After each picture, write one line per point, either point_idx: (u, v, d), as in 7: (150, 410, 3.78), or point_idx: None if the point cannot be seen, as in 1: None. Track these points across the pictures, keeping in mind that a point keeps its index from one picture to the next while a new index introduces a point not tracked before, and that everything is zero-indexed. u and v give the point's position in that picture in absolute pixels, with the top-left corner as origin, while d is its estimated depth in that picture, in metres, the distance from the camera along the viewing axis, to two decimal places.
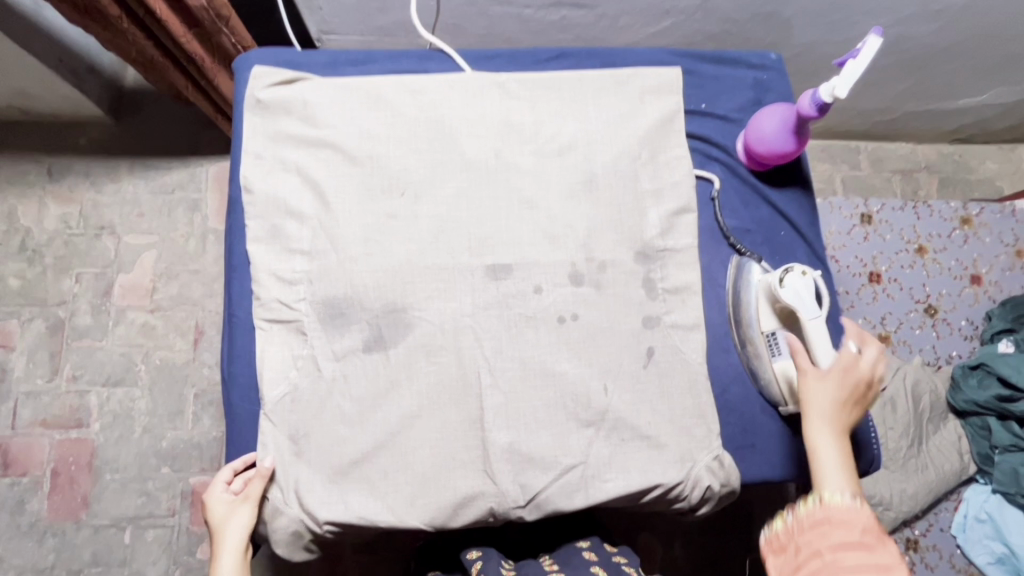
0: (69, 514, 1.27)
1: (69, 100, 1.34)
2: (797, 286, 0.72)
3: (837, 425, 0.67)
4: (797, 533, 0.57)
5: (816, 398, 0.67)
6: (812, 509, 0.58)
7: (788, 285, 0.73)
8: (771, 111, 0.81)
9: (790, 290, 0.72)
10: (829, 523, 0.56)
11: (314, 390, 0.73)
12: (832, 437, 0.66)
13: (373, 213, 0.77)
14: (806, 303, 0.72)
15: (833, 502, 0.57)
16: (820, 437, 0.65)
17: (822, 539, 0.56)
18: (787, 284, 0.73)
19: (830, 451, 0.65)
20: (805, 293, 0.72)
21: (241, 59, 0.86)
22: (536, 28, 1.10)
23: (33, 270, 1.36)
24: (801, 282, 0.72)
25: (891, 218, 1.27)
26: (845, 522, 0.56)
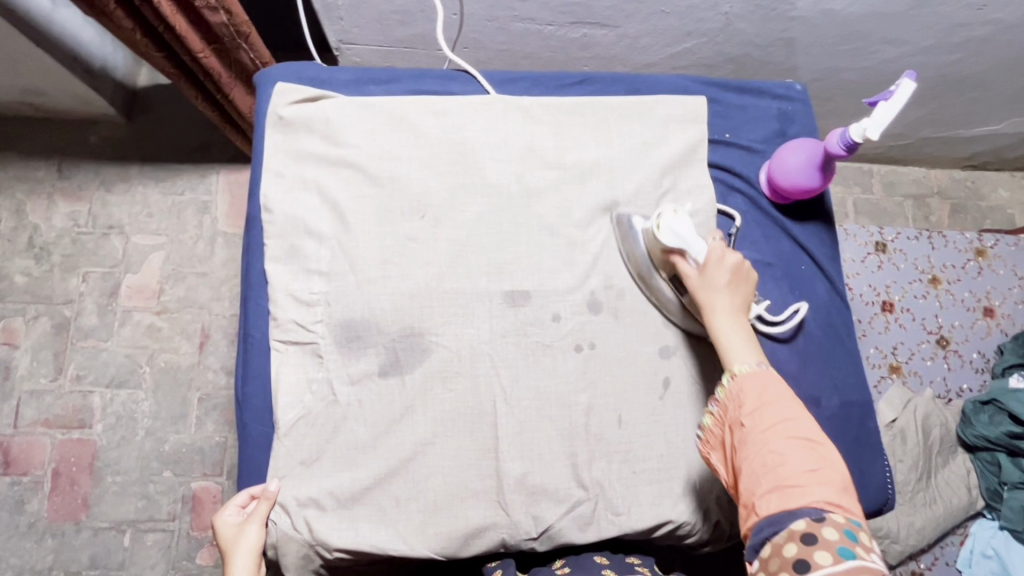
0: (69, 515, 1.26)
1: (81, 98, 1.33)
2: (679, 226, 0.70)
3: (732, 306, 0.66)
4: (726, 412, 0.60)
5: (705, 295, 0.67)
6: (728, 389, 0.61)
7: (666, 228, 0.70)
8: (797, 146, 0.81)
9: (671, 233, 0.70)
10: (743, 393, 0.59)
11: (328, 412, 0.73)
12: (732, 320, 0.66)
13: (392, 235, 0.76)
14: (689, 243, 0.69)
15: (743, 375, 0.60)
16: (720, 321, 0.65)
17: (740, 406, 0.59)
18: (666, 228, 0.70)
19: (730, 332, 0.64)
20: (684, 229, 0.70)
21: (262, 74, 0.85)
22: (556, 45, 1.10)
23: (40, 267, 1.35)
24: (678, 221, 0.70)
25: (905, 247, 1.26)
26: (758, 387, 0.59)
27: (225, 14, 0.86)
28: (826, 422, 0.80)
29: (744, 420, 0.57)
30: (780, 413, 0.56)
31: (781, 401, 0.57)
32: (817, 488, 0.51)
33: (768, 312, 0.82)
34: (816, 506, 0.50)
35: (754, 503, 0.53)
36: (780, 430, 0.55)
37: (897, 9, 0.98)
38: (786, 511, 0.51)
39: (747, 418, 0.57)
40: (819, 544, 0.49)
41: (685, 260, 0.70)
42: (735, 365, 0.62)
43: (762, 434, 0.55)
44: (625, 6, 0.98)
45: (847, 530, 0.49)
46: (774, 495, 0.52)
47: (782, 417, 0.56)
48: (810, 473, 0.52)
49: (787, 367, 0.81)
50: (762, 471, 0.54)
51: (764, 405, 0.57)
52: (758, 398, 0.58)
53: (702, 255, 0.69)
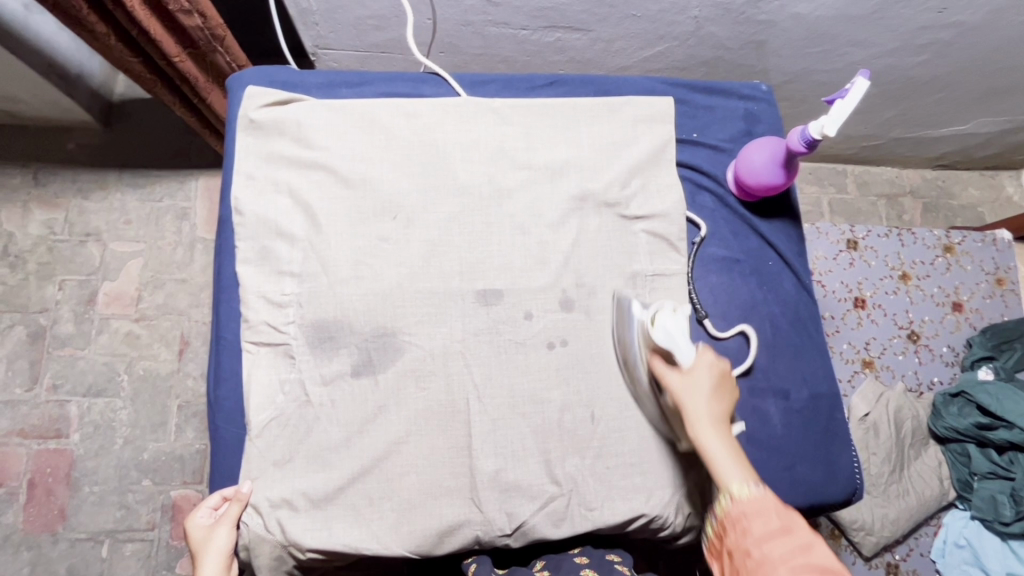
0: (46, 527, 1.24)
1: (57, 106, 1.32)
2: (671, 326, 0.70)
3: (717, 417, 0.66)
4: (728, 540, 0.60)
5: (688, 402, 0.67)
6: (728, 512, 0.60)
7: (660, 326, 0.70)
8: (761, 145, 0.82)
9: (663, 332, 0.69)
10: (744, 519, 0.59)
11: (301, 413, 0.73)
12: (715, 430, 0.65)
13: (364, 236, 0.77)
14: (676, 343, 0.69)
15: (742, 497, 0.60)
16: (706, 436, 0.64)
17: (745, 537, 0.58)
18: (659, 327, 0.70)
19: (718, 446, 0.64)
20: (677, 329, 0.70)
21: (234, 78, 0.85)
22: (531, 49, 1.11)
23: (15, 276, 1.34)
24: (673, 320, 0.70)
25: (876, 244, 1.29)
26: (758, 513, 0.59)
27: (199, 17, 0.86)
28: (795, 414, 0.82)
29: (751, 549, 0.57)
30: (784, 541, 0.56)
31: (786, 527, 0.57)
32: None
33: (737, 308, 0.84)
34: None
35: None
36: (789, 561, 0.55)
37: (860, 12, 1.00)
38: None
39: (754, 547, 0.57)
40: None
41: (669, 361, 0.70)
42: (732, 486, 0.61)
43: (773, 565, 0.55)
44: (597, 10, 1.00)
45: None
46: None
47: (788, 546, 0.56)
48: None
49: (755, 360, 0.82)
50: None
51: (770, 533, 0.57)
52: (762, 526, 0.58)
53: (688, 359, 0.68)
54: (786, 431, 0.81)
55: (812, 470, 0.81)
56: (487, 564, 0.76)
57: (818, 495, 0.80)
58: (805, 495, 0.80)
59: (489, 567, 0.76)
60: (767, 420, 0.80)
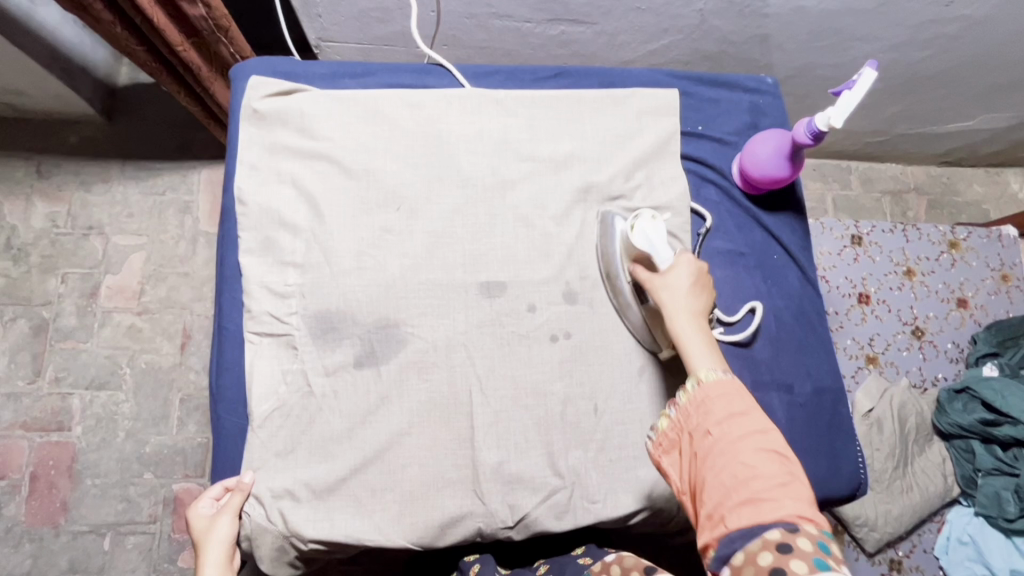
0: (48, 519, 1.24)
1: (60, 98, 1.32)
2: (649, 232, 0.71)
3: (696, 310, 0.65)
4: (687, 417, 0.58)
5: (666, 298, 0.67)
6: (692, 396, 0.58)
7: (639, 230, 0.71)
8: (766, 137, 0.82)
9: (643, 237, 0.71)
10: (707, 400, 0.57)
11: (303, 404, 0.72)
12: (692, 323, 0.64)
13: (367, 227, 0.77)
14: (657, 248, 0.70)
15: (709, 381, 0.58)
16: (682, 322, 0.64)
17: (707, 417, 0.56)
18: (638, 231, 0.71)
19: (691, 333, 0.63)
20: (656, 236, 0.70)
21: (238, 68, 0.85)
22: (535, 42, 1.11)
23: (18, 269, 1.34)
24: (651, 226, 0.71)
25: (880, 240, 1.29)
26: (722, 396, 0.57)
27: (204, 7, 0.86)
28: (799, 408, 0.81)
29: (711, 428, 0.55)
30: (745, 425, 0.55)
31: (747, 412, 0.56)
32: (786, 499, 0.50)
33: (741, 301, 0.83)
34: (788, 519, 0.49)
35: (722, 515, 0.51)
36: (749, 442, 0.53)
37: (866, 5, 1.00)
38: (757, 524, 0.49)
39: (714, 427, 0.55)
40: (794, 554, 0.46)
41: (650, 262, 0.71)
42: (699, 370, 0.59)
43: (731, 444, 0.54)
44: (601, 3, 0.99)
45: (823, 542, 0.47)
46: (745, 509, 0.50)
47: (749, 430, 0.54)
48: (777, 486, 0.51)
49: (760, 354, 0.82)
50: (734, 484, 0.51)
51: (733, 415, 0.55)
52: (724, 407, 0.56)
53: (668, 261, 0.69)
54: (789, 425, 0.80)
55: (815, 464, 0.80)
56: (490, 562, 0.76)
57: (821, 490, 0.80)
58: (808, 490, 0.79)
59: (493, 566, 0.75)
60: (771, 414, 0.80)
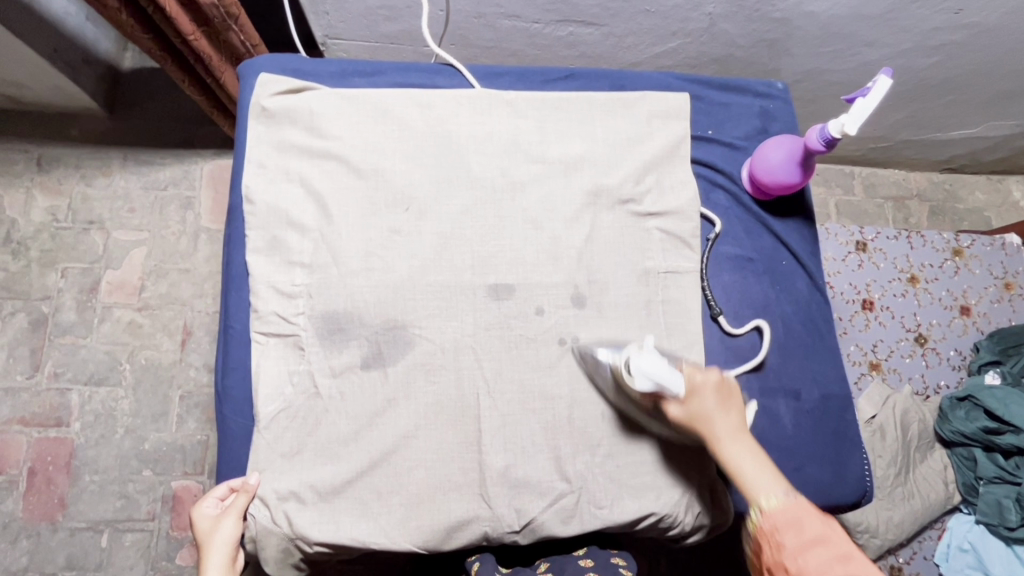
0: (45, 515, 1.24)
1: (62, 91, 1.31)
2: (648, 366, 0.64)
3: (735, 430, 0.65)
4: (763, 554, 0.58)
5: (702, 426, 0.65)
6: (760, 526, 0.58)
7: (638, 374, 0.64)
8: (778, 143, 0.82)
9: (644, 379, 0.64)
10: (778, 532, 0.57)
11: (310, 405, 0.72)
12: (739, 443, 0.64)
13: (376, 227, 0.76)
14: (665, 377, 0.64)
15: (772, 509, 0.58)
16: (727, 446, 0.63)
17: (781, 551, 0.56)
18: (636, 372, 0.64)
19: (742, 456, 0.63)
20: (655, 367, 0.64)
21: (246, 64, 0.84)
22: (542, 43, 1.10)
23: (17, 263, 1.33)
24: (646, 360, 0.64)
25: (885, 246, 1.29)
26: (792, 524, 0.57)
27: None
28: (806, 415, 0.81)
29: (789, 564, 0.55)
30: (826, 553, 0.54)
31: (823, 536, 0.56)
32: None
33: (750, 307, 0.83)
34: None
35: None
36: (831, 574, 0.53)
37: (875, 11, 1.00)
38: None
39: (792, 562, 0.55)
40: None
41: (664, 395, 0.66)
42: (762, 499, 0.59)
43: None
44: (610, 5, 0.99)
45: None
46: None
47: (828, 557, 0.54)
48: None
49: (768, 360, 0.82)
50: None
51: (808, 543, 0.55)
52: (797, 538, 0.56)
53: (682, 386, 0.65)
54: (796, 432, 0.80)
55: (822, 471, 0.80)
56: (491, 562, 0.78)
57: (827, 497, 0.80)
58: (814, 497, 0.79)
59: (492, 566, 0.77)
60: (778, 421, 0.80)
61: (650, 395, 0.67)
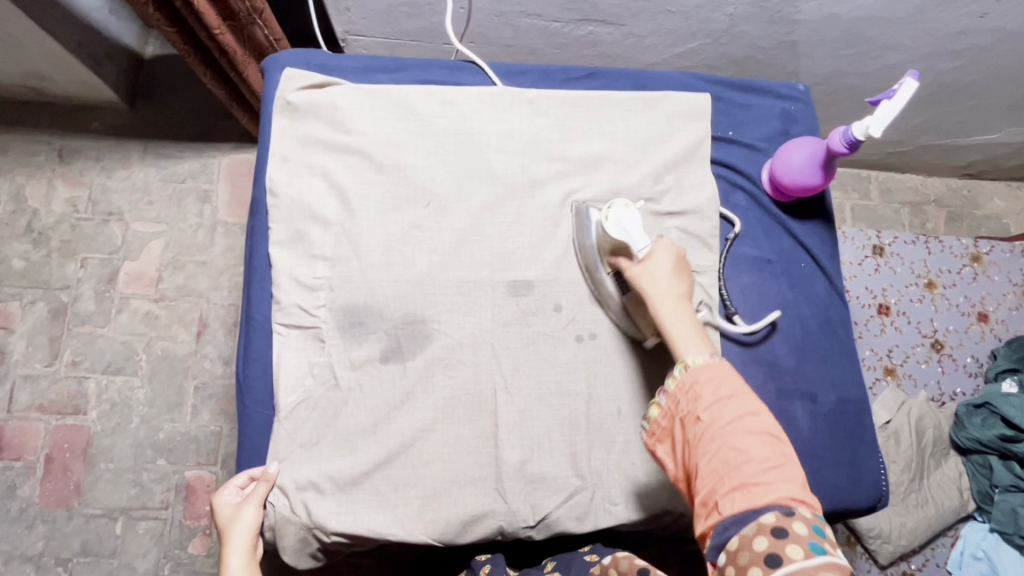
0: (61, 501, 1.25)
1: (85, 83, 1.33)
2: (625, 219, 0.70)
3: (679, 293, 0.66)
4: (677, 404, 0.61)
5: (646, 284, 0.67)
6: (680, 380, 0.61)
7: (614, 221, 0.70)
8: (800, 144, 0.81)
9: (618, 227, 0.70)
10: (697, 385, 0.59)
11: (329, 396, 0.73)
12: (677, 308, 0.65)
13: (396, 222, 0.77)
14: (633, 238, 0.69)
15: (696, 366, 0.60)
16: (664, 307, 0.65)
17: (696, 402, 0.59)
18: (614, 223, 0.70)
19: (676, 316, 0.65)
20: (631, 227, 0.70)
21: (271, 59, 0.85)
22: (561, 42, 1.11)
23: (38, 253, 1.35)
24: (626, 214, 0.70)
25: (902, 251, 1.28)
26: (712, 380, 0.59)
27: None
28: (822, 418, 0.81)
29: (702, 415, 0.58)
30: (739, 409, 0.57)
31: (737, 395, 0.59)
32: (779, 481, 0.53)
33: (768, 309, 0.83)
34: (782, 501, 0.52)
35: (716, 501, 0.54)
36: (741, 428, 0.56)
37: (898, 14, 0.99)
38: (751, 509, 0.52)
39: (705, 412, 0.58)
40: (789, 537, 0.50)
41: (626, 253, 0.70)
42: (687, 357, 0.62)
43: (722, 429, 0.57)
44: (631, 4, 0.99)
45: (815, 525, 0.51)
46: (738, 494, 0.53)
47: (740, 413, 0.57)
48: (768, 467, 0.54)
49: (785, 363, 0.81)
50: (727, 470, 0.55)
51: (723, 399, 0.58)
52: (714, 394, 0.59)
53: (645, 248, 0.69)
54: (812, 434, 0.80)
55: (837, 474, 0.79)
56: (501, 563, 0.75)
57: (842, 501, 0.79)
58: (829, 500, 0.79)
59: (503, 568, 0.74)
60: (794, 423, 0.80)
61: (617, 252, 0.72)
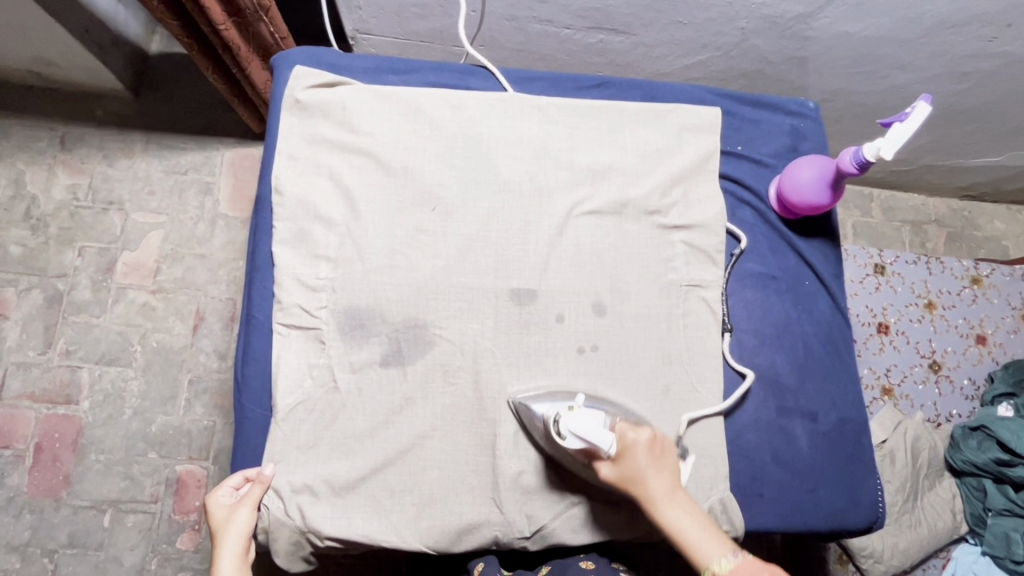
0: (49, 492, 1.24)
1: (91, 70, 1.32)
2: (580, 428, 0.63)
3: (668, 488, 0.65)
4: None
5: (635, 489, 0.65)
6: None
7: (571, 436, 0.64)
8: (809, 162, 0.81)
9: (576, 442, 0.64)
10: None
11: (328, 399, 0.72)
12: (673, 507, 0.64)
13: (402, 225, 0.76)
14: (597, 439, 0.63)
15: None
16: (668, 509, 0.64)
17: None
18: (569, 435, 0.64)
19: (684, 521, 0.63)
20: (591, 428, 0.63)
21: (281, 56, 0.84)
22: (571, 49, 1.10)
23: (36, 239, 1.34)
24: (579, 423, 0.64)
25: (903, 271, 1.28)
26: None
27: None
28: (821, 437, 0.81)
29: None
30: None
31: None
32: None
33: (770, 326, 0.83)
34: None
35: None
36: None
37: (908, 34, 0.99)
38: None
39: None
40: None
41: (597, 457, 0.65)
42: (714, 565, 0.59)
43: None
44: (643, 14, 0.99)
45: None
46: None
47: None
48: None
49: (786, 380, 0.81)
50: None
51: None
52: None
53: (614, 447, 0.64)
54: (811, 453, 0.80)
55: (834, 494, 0.79)
56: (494, 563, 0.76)
57: (838, 522, 0.79)
58: (825, 520, 0.78)
59: (495, 567, 0.75)
60: (793, 442, 0.79)
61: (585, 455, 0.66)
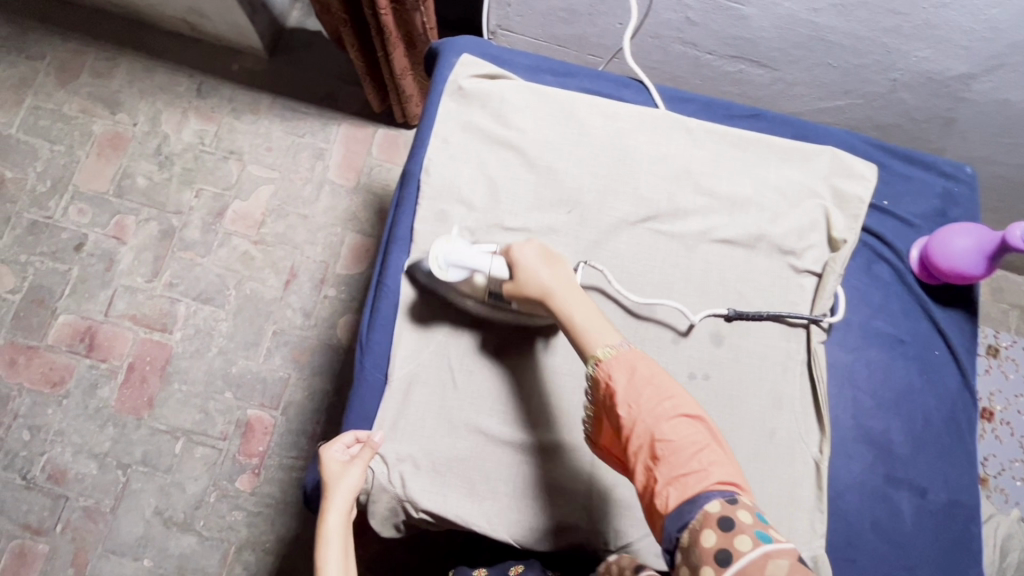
0: (132, 410, 1.31)
1: (239, 29, 1.42)
2: (456, 254, 0.72)
3: (565, 282, 0.67)
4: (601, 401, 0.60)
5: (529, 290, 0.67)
6: (596, 375, 0.60)
7: (450, 266, 0.72)
8: (966, 230, 0.78)
9: (454, 269, 0.72)
10: (611, 376, 0.59)
11: (441, 374, 0.75)
12: (568, 298, 0.66)
13: (537, 222, 0.78)
14: (474, 264, 0.71)
15: (607, 358, 0.60)
16: (558, 290, 0.66)
17: (614, 397, 0.58)
18: (450, 264, 0.72)
19: (576, 304, 0.65)
20: (466, 254, 0.72)
21: (449, 43, 0.88)
22: (706, 75, 1.09)
23: (161, 175, 1.43)
24: (452, 247, 0.72)
25: (1018, 357, 1.24)
26: (626, 367, 0.59)
27: None
28: (928, 514, 0.77)
29: (620, 408, 0.57)
30: (650, 392, 0.57)
31: (653, 377, 0.58)
32: (712, 468, 0.52)
33: (890, 390, 0.80)
34: (721, 491, 0.51)
35: (653, 497, 0.53)
36: (661, 415, 0.56)
37: None
38: (687, 500, 0.51)
39: (624, 408, 0.57)
40: (735, 529, 0.48)
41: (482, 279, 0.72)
42: (597, 349, 0.61)
43: (645, 419, 0.56)
44: (792, 51, 0.97)
45: (757, 514, 0.49)
46: (673, 488, 0.52)
47: (660, 399, 0.57)
48: (698, 453, 0.53)
49: (898, 449, 0.78)
50: (662, 464, 0.54)
51: (642, 388, 0.57)
52: (629, 382, 0.58)
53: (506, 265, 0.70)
54: (915, 529, 0.76)
55: None
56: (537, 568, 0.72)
57: None
58: None
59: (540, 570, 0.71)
60: (898, 513, 0.76)
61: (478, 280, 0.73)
